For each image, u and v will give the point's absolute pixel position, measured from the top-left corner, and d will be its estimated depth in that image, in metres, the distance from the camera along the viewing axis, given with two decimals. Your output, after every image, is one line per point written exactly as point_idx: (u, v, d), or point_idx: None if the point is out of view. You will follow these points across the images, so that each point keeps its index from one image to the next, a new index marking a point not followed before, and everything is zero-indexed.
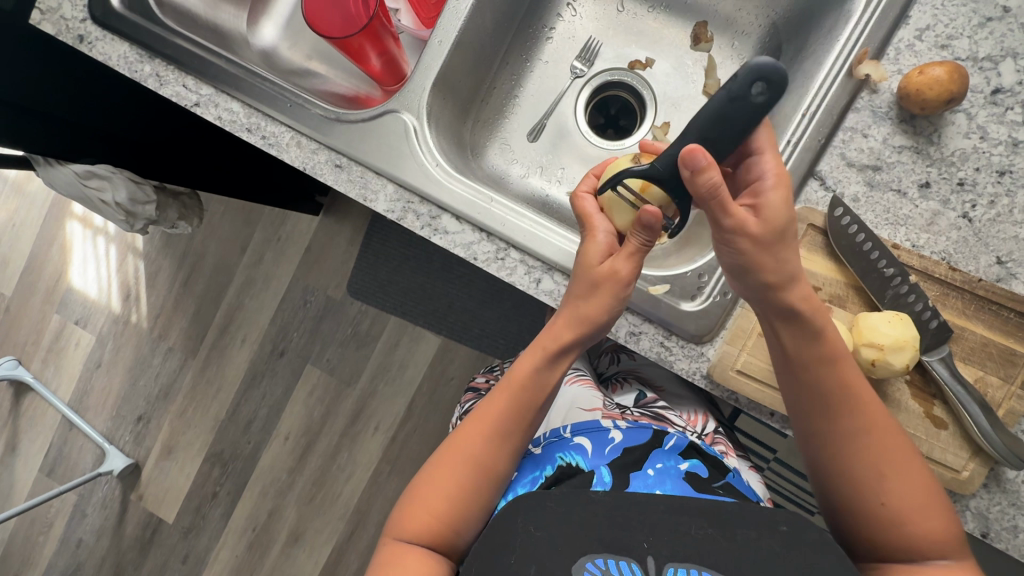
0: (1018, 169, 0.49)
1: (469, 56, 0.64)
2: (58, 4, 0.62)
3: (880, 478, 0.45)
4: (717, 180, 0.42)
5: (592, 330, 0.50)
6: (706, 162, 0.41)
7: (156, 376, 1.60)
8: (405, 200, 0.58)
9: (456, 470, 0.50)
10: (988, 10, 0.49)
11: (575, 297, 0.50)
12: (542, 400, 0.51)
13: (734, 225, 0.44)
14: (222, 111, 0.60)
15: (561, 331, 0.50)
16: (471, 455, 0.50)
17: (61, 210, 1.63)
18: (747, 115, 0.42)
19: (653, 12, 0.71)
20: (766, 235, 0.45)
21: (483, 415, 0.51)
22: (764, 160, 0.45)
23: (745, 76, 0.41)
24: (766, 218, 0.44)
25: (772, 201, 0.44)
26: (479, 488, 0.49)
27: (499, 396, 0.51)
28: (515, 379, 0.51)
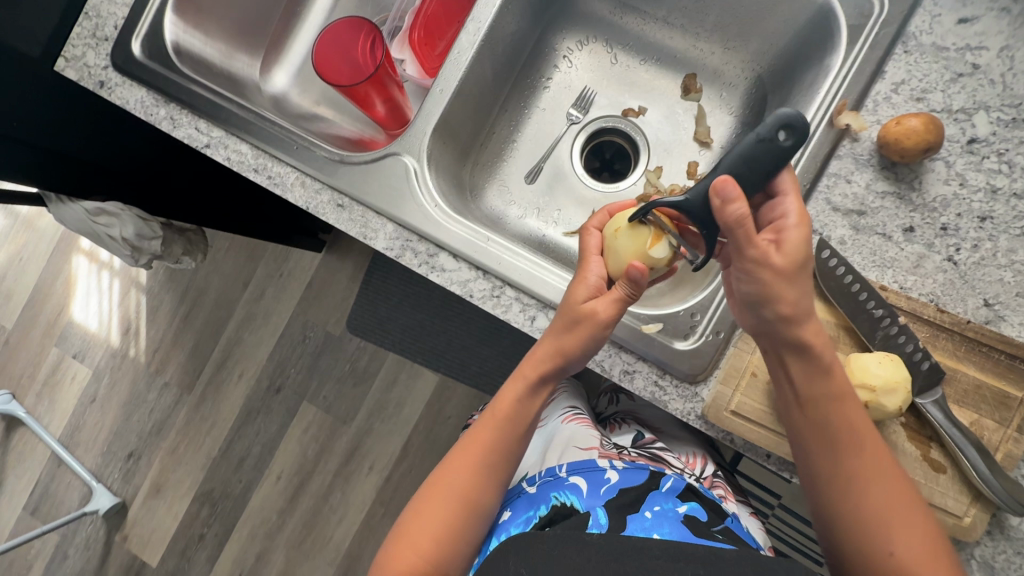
0: (998, 215, 0.51)
1: (469, 103, 0.67)
2: (82, 51, 0.65)
3: (886, 530, 0.45)
4: (745, 211, 0.43)
5: (566, 362, 0.49)
6: (736, 193, 0.42)
7: (150, 412, 1.58)
8: (404, 239, 0.60)
9: (442, 505, 0.49)
10: (959, 65, 0.52)
11: (554, 330, 0.50)
12: (525, 428, 0.51)
13: (759, 257, 0.44)
14: (231, 153, 0.63)
15: (540, 359, 0.50)
16: (458, 489, 0.50)
17: (69, 245, 1.66)
18: (773, 159, 0.44)
19: (646, 64, 0.74)
20: (789, 269, 0.45)
21: (469, 446, 0.51)
22: (787, 200, 0.45)
23: (772, 123, 0.43)
24: (786, 253, 0.44)
25: (792, 239, 0.44)
26: (464, 523, 0.49)
27: (483, 427, 0.51)
28: (500, 410, 0.51)
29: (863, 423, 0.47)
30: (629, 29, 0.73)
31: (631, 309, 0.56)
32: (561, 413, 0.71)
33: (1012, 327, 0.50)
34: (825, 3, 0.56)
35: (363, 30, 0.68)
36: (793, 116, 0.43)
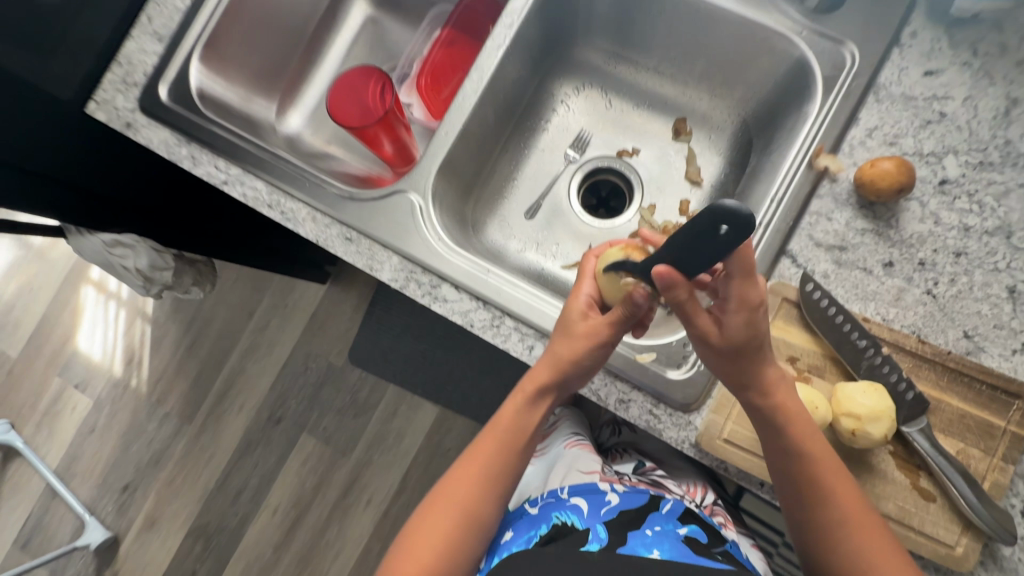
0: (972, 251, 0.54)
1: (472, 144, 0.71)
2: (112, 96, 0.69)
3: (865, 573, 0.47)
4: (679, 298, 0.46)
5: (568, 374, 0.50)
6: (669, 285, 0.45)
7: (149, 443, 1.58)
8: (408, 270, 0.63)
9: (444, 518, 0.50)
10: (928, 113, 0.56)
11: (553, 344, 0.51)
12: (525, 441, 0.52)
13: (695, 332, 0.48)
14: (248, 190, 0.66)
15: (539, 373, 0.51)
16: (460, 501, 0.50)
17: (78, 275, 1.70)
18: (708, 255, 0.42)
19: (639, 108, 0.79)
20: (724, 347, 0.48)
21: (471, 459, 0.52)
22: (735, 285, 0.46)
23: (708, 216, 0.39)
24: (727, 335, 0.48)
25: (732, 323, 0.47)
26: (467, 536, 0.49)
27: (485, 440, 0.52)
28: (500, 421, 0.52)
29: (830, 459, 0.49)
30: (622, 76, 0.78)
31: (627, 339, 0.58)
32: (565, 439, 0.72)
33: (992, 358, 0.52)
34: (802, 56, 0.60)
35: (374, 76, 0.72)
36: (728, 218, 0.38)
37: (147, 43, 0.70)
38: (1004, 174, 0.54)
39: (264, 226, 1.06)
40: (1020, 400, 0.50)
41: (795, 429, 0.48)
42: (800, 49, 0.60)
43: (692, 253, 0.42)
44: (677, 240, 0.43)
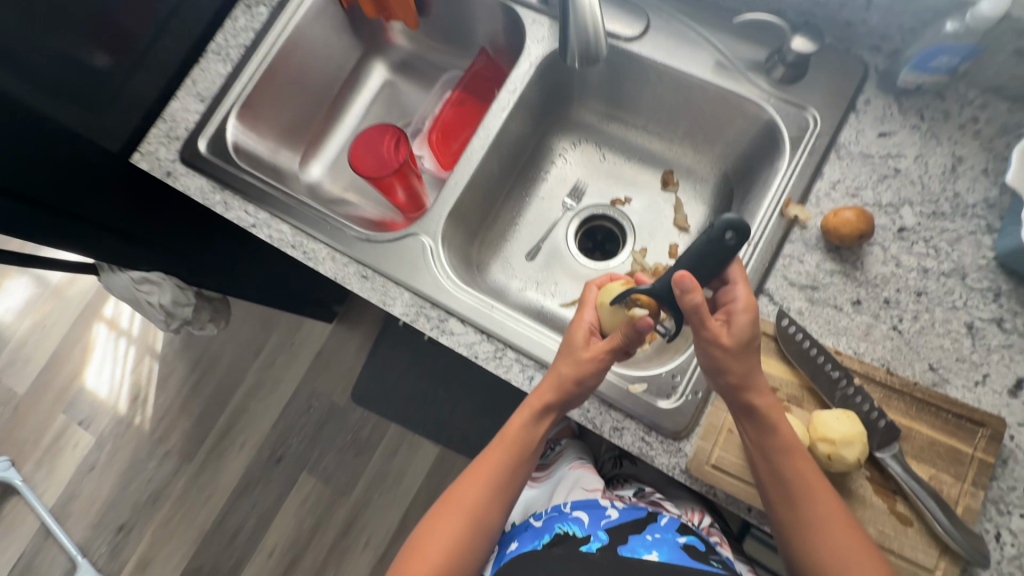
0: (931, 291, 0.59)
1: (479, 192, 0.78)
2: (156, 148, 0.77)
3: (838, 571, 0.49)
4: (700, 301, 0.50)
5: (573, 394, 0.53)
6: (691, 286, 0.49)
7: (148, 481, 1.57)
8: (419, 305, 0.68)
9: (452, 522, 0.53)
10: (884, 169, 0.63)
11: (558, 365, 0.54)
12: (530, 454, 0.55)
13: (708, 335, 0.51)
14: (274, 232, 0.73)
15: (545, 391, 0.53)
16: (467, 506, 0.53)
17: (92, 314, 1.75)
18: (724, 254, 0.52)
19: (630, 161, 0.87)
20: (734, 347, 0.52)
21: (479, 467, 0.55)
22: (737, 287, 0.54)
23: (718, 226, 0.51)
24: (736, 333, 0.52)
25: (739, 321, 0.53)
26: (472, 541, 0.52)
27: (493, 451, 0.55)
28: (508, 434, 0.55)
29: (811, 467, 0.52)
30: (614, 134, 0.87)
31: (620, 371, 0.63)
32: (570, 461, 0.76)
33: (956, 389, 0.57)
34: (771, 118, 0.68)
35: (390, 132, 0.80)
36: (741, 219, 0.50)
37: (190, 103, 0.79)
38: (955, 222, 0.60)
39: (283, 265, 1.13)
40: (986, 429, 0.54)
41: (780, 451, 0.51)
42: (768, 112, 0.68)
43: (713, 251, 0.52)
44: (698, 248, 0.53)
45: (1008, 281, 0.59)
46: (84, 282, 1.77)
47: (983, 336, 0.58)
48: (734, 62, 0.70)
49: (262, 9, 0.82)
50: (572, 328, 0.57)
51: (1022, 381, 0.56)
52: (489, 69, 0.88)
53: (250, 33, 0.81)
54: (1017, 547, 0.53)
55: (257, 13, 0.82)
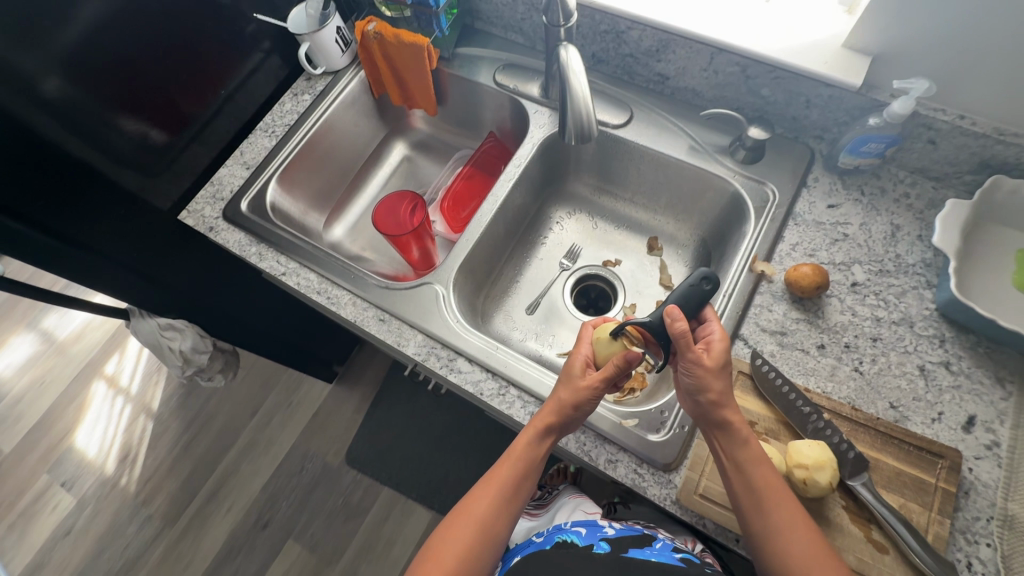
0: (885, 337, 0.68)
1: (486, 250, 0.88)
2: (201, 207, 0.87)
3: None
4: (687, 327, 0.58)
5: (572, 417, 0.60)
6: (679, 316, 0.58)
7: (124, 548, 1.50)
8: (430, 346, 0.75)
9: (461, 531, 0.57)
10: (835, 234, 0.74)
11: (559, 390, 0.61)
12: (534, 470, 0.60)
13: (692, 356, 0.58)
14: (301, 280, 0.81)
15: (547, 413, 0.60)
16: (476, 517, 0.58)
17: (92, 371, 1.76)
18: (699, 299, 0.62)
19: (619, 228, 0.98)
20: (714, 367, 0.59)
21: (488, 482, 0.60)
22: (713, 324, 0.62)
23: (697, 276, 0.61)
24: (714, 356, 0.59)
25: (717, 347, 0.60)
26: (481, 551, 0.57)
27: (500, 467, 0.61)
28: (514, 452, 0.60)
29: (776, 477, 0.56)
30: (605, 205, 0.99)
31: (614, 407, 0.69)
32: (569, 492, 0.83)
33: (916, 425, 0.63)
34: (737, 191, 0.80)
35: (408, 198, 0.93)
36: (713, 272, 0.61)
37: (236, 170, 0.90)
38: (900, 278, 0.70)
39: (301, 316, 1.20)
40: (945, 460, 0.60)
41: (759, 468, 0.56)
42: (734, 186, 0.80)
43: (694, 295, 0.61)
44: (682, 291, 0.61)
45: (950, 330, 0.67)
46: (90, 339, 1.81)
47: (934, 377, 0.65)
48: (705, 147, 0.84)
49: (306, 96, 0.97)
50: (570, 360, 0.64)
51: (973, 417, 0.63)
52: (497, 148, 1.01)
53: (294, 115, 0.95)
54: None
55: (302, 99, 0.97)
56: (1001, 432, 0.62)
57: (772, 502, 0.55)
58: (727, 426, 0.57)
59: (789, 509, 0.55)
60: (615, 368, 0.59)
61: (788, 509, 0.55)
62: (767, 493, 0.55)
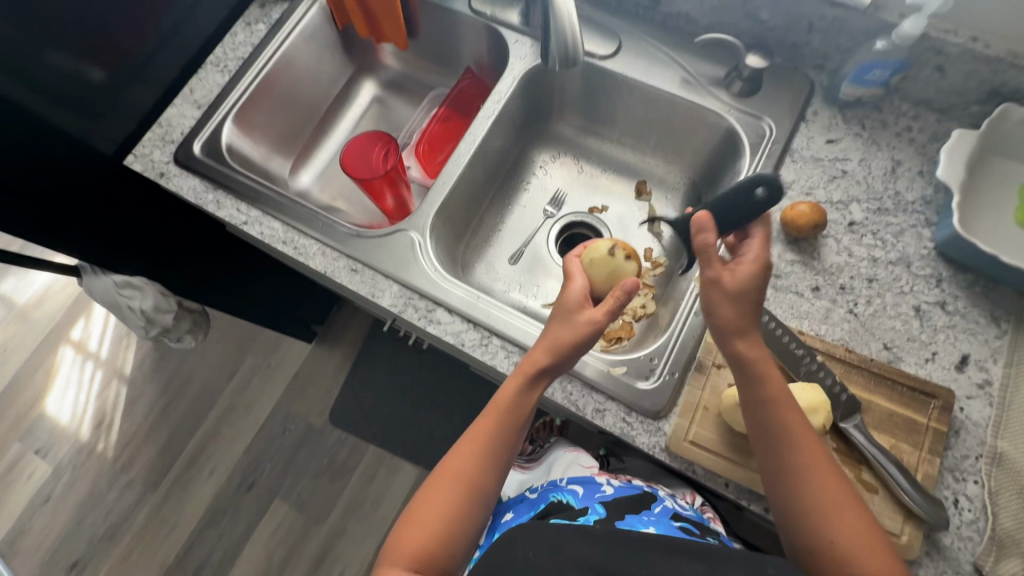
0: (881, 278, 0.65)
1: (465, 194, 0.83)
2: (149, 150, 0.79)
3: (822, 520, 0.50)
4: (709, 240, 0.54)
5: (563, 359, 0.56)
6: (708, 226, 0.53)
7: (106, 514, 1.47)
8: (406, 297, 0.70)
9: (447, 489, 0.55)
10: (833, 170, 0.70)
11: (552, 331, 0.57)
12: (523, 419, 0.57)
13: (710, 273, 0.54)
14: (265, 229, 0.75)
15: (537, 356, 0.57)
16: (461, 472, 0.55)
17: (58, 337, 1.68)
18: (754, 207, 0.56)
19: (606, 172, 0.93)
20: (733, 288, 0.54)
21: (472, 435, 0.57)
22: (752, 241, 0.58)
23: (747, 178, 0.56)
24: (735, 281, 0.54)
25: (742, 271, 0.55)
26: (469, 506, 0.54)
27: (486, 418, 0.57)
28: (501, 401, 0.57)
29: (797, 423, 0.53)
30: (591, 147, 0.93)
31: (601, 355, 0.66)
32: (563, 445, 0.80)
33: (909, 366, 0.61)
34: (731, 126, 0.75)
35: (381, 141, 0.86)
36: (770, 174, 0.53)
37: (187, 110, 0.82)
38: (898, 217, 0.67)
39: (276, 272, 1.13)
40: (937, 400, 0.59)
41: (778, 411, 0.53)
42: (729, 121, 0.75)
43: (740, 197, 0.57)
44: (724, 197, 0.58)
45: (948, 268, 0.65)
46: (52, 303, 1.72)
47: (929, 317, 0.63)
48: (698, 79, 0.78)
49: (261, 26, 0.87)
50: (564, 293, 0.59)
51: (966, 356, 0.61)
52: (475, 85, 0.93)
53: (248, 47, 0.86)
54: (973, 511, 0.56)
55: (256, 29, 0.87)
56: (994, 370, 0.61)
57: (790, 444, 0.53)
58: (738, 358, 0.55)
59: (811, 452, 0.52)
60: (617, 301, 0.57)
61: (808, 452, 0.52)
62: (783, 437, 0.53)
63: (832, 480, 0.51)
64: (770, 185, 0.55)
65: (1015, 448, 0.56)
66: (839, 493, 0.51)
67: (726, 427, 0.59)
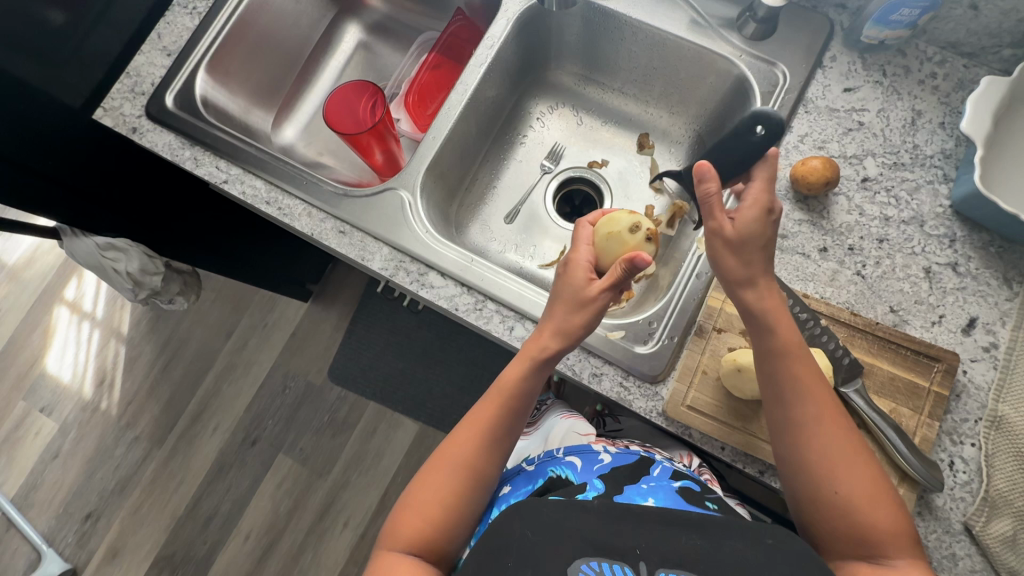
0: (893, 238, 0.62)
1: (457, 150, 0.78)
2: (119, 103, 0.74)
3: (829, 478, 0.50)
4: (712, 189, 0.51)
5: (569, 343, 0.55)
6: (709, 175, 0.51)
7: (115, 468, 1.51)
8: (398, 260, 0.68)
9: (447, 474, 0.54)
10: (848, 122, 0.65)
11: (560, 314, 0.55)
12: (527, 400, 0.57)
13: (710, 225, 0.53)
14: (247, 188, 0.71)
15: (545, 340, 0.55)
16: (461, 458, 0.55)
17: (52, 296, 1.66)
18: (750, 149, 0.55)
19: (607, 125, 0.88)
20: (734, 240, 0.52)
21: (472, 420, 0.57)
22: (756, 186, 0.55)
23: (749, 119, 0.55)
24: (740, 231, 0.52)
25: (746, 217, 0.52)
26: (471, 489, 0.54)
27: (489, 404, 0.57)
28: (506, 385, 0.56)
29: (807, 379, 0.52)
30: (591, 97, 0.88)
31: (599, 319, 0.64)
32: (559, 411, 0.79)
33: (915, 329, 0.60)
34: (741, 74, 0.70)
35: (367, 92, 0.80)
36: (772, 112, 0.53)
37: (156, 58, 0.76)
38: (915, 172, 0.63)
39: (264, 231, 1.10)
40: (941, 363, 0.57)
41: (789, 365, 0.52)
42: (739, 69, 0.70)
43: (739, 143, 0.56)
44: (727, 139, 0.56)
45: (962, 228, 0.62)
46: (42, 262, 1.68)
47: (939, 279, 0.61)
48: (708, 20, 0.72)
49: None
50: (570, 272, 0.57)
51: (974, 319, 0.60)
52: (466, 28, 0.86)
53: None
54: (968, 473, 0.57)
55: None
56: (1001, 333, 0.59)
57: (797, 398, 0.52)
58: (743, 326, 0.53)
59: (820, 405, 0.51)
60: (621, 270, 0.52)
61: (817, 404, 0.51)
62: (792, 391, 0.52)
63: (840, 434, 0.51)
64: (770, 124, 0.54)
65: (1016, 411, 0.56)
66: (848, 445, 0.51)
67: (725, 392, 0.58)
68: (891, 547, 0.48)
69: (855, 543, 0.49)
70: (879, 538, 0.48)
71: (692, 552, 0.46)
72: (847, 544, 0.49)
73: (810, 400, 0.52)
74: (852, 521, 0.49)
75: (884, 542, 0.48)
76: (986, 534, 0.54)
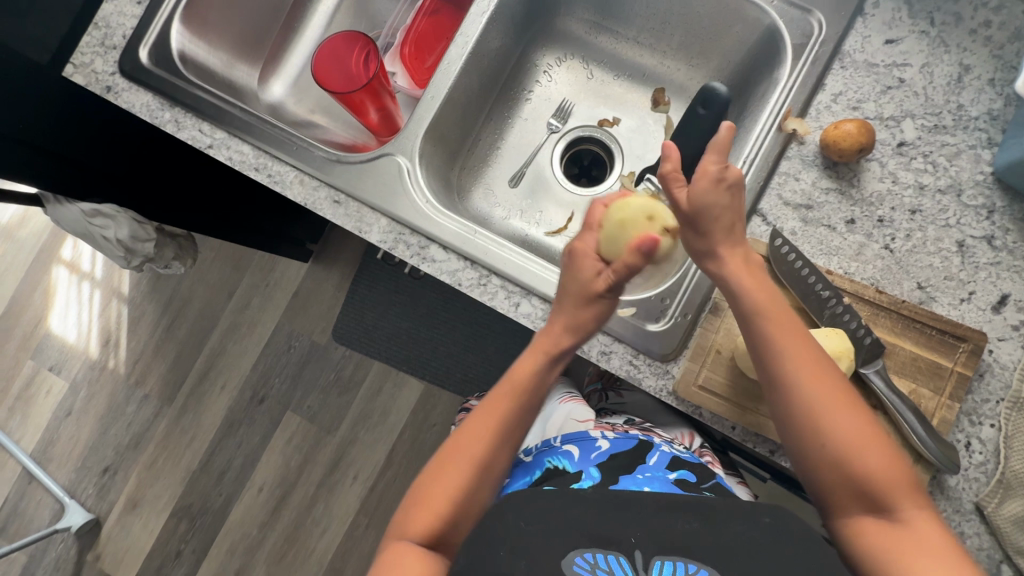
0: (927, 209, 0.58)
1: (459, 107, 0.72)
2: (89, 58, 0.68)
3: (828, 438, 0.48)
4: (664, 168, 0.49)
5: (586, 334, 0.54)
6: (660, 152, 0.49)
7: (128, 425, 1.54)
8: (397, 232, 0.64)
9: (458, 467, 0.53)
10: (888, 79, 0.59)
11: (567, 308, 0.55)
12: (539, 397, 0.56)
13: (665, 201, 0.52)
14: (234, 153, 0.66)
15: (556, 334, 0.55)
16: (475, 456, 0.54)
17: (49, 256, 1.62)
18: None
19: (619, 79, 0.81)
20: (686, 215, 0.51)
21: (483, 416, 0.55)
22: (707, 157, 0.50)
23: None
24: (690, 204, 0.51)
25: (698, 187, 0.50)
26: (479, 485, 0.53)
27: (500, 400, 0.55)
28: (517, 380, 0.56)
29: (794, 340, 0.49)
30: (604, 47, 0.81)
31: None
32: (558, 393, 0.77)
33: (942, 307, 0.57)
34: (772, 23, 0.64)
35: (359, 44, 0.73)
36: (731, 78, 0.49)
37: (125, 6, 0.69)
38: (956, 136, 0.58)
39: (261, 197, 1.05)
40: (967, 343, 0.55)
41: (775, 324, 0.50)
42: (770, 17, 0.64)
43: None
44: None
45: (1003, 198, 0.57)
46: (36, 220, 1.63)
47: (973, 254, 0.57)
48: None
49: None
50: (576, 265, 0.54)
51: (1006, 296, 0.56)
52: None
53: None
54: (984, 454, 0.55)
55: None
56: None
57: (786, 363, 0.49)
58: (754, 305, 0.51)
59: (812, 366, 0.49)
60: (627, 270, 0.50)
61: (806, 365, 0.49)
62: (779, 354, 0.49)
63: (833, 394, 0.48)
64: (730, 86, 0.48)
65: None
66: (845, 403, 0.48)
67: (739, 370, 0.56)
68: (894, 501, 0.47)
69: (859, 500, 0.48)
70: (882, 490, 0.47)
71: (691, 541, 0.45)
72: (851, 499, 0.48)
73: (801, 365, 0.49)
74: (857, 477, 0.47)
75: (887, 497, 0.47)
76: (997, 515, 0.54)
